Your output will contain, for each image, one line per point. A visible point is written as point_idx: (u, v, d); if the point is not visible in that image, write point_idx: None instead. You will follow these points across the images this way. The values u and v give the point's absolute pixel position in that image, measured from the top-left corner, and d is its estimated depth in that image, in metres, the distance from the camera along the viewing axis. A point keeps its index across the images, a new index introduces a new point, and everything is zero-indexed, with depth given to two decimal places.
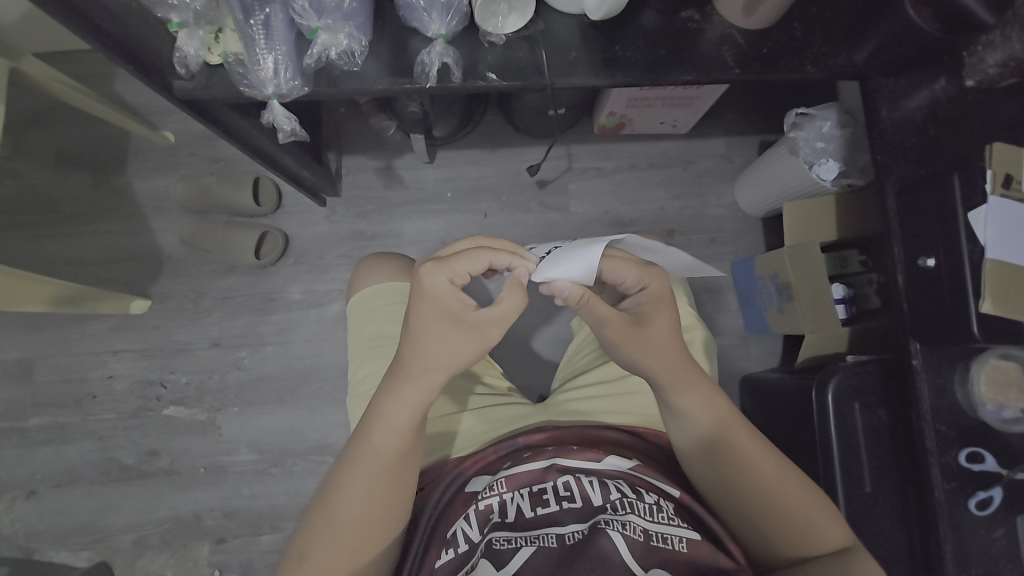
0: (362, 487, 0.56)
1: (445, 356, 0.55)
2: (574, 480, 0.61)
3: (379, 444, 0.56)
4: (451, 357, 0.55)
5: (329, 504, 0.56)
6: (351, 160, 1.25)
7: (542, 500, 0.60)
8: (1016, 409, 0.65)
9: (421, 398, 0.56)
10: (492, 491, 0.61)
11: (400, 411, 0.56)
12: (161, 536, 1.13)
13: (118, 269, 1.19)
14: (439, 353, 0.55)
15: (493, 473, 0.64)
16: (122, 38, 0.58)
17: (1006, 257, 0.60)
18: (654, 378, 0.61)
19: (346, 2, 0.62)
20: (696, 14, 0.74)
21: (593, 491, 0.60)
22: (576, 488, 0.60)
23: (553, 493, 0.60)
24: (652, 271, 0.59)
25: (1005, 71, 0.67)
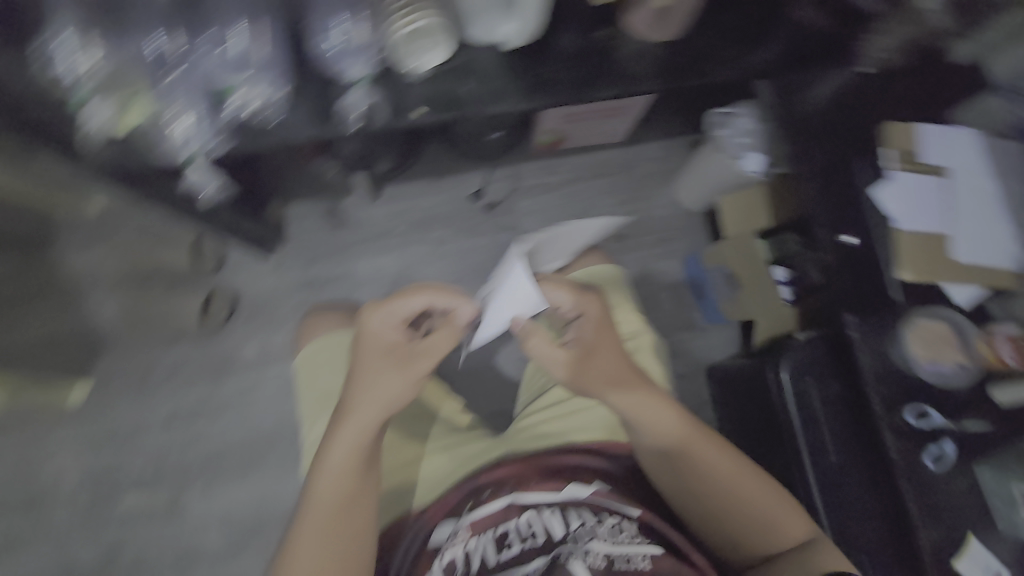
0: (320, 528, 0.58)
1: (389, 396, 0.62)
2: (536, 514, 0.61)
3: (331, 485, 0.59)
4: (394, 395, 0.62)
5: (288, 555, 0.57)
6: (295, 206, 1.22)
7: (507, 540, 0.60)
8: (952, 364, 0.70)
9: (368, 432, 0.61)
10: (456, 541, 0.61)
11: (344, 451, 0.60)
12: None
13: (55, 352, 1.11)
14: (381, 392, 0.61)
15: (457, 518, 0.64)
16: (29, 110, 0.58)
17: (912, 228, 0.72)
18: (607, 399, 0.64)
19: (259, 56, 0.66)
20: (611, 33, 0.77)
21: (554, 522, 0.60)
22: (539, 523, 0.60)
23: (517, 534, 0.60)
24: (589, 295, 0.68)
25: (895, 57, 0.76)
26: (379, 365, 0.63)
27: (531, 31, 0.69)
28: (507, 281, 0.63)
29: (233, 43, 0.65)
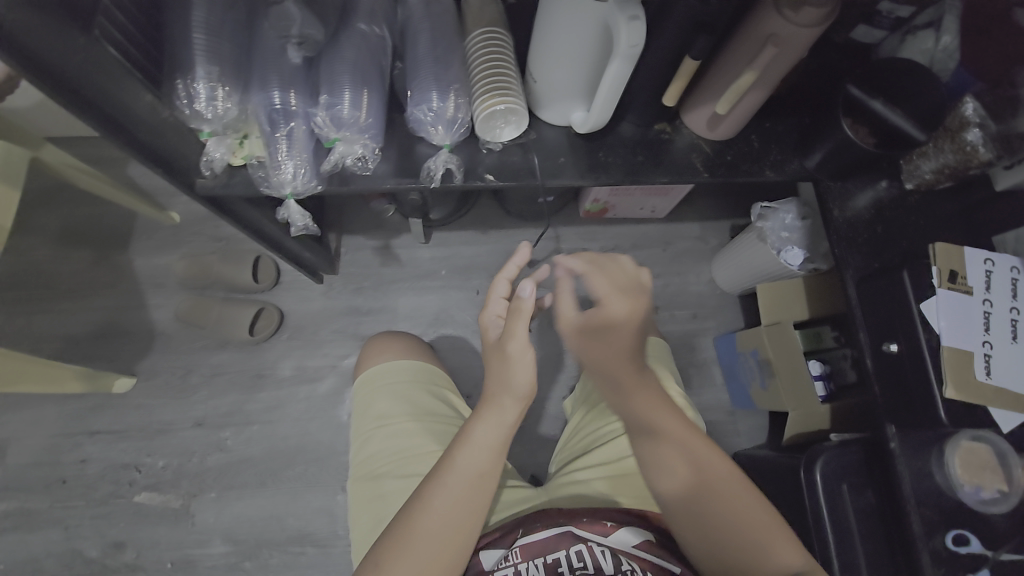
0: (450, 500, 0.57)
1: (517, 382, 0.60)
2: (587, 549, 0.63)
3: (468, 465, 0.59)
4: (526, 382, 0.60)
5: (407, 531, 0.56)
6: (350, 240, 1.29)
7: (556, 569, 0.63)
8: (993, 490, 0.67)
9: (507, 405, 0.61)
10: (508, 561, 0.65)
11: (487, 432, 0.60)
12: None
13: (108, 345, 1.18)
14: (615, 314, 0.61)
15: (508, 544, 0.67)
16: (153, 145, 0.63)
17: (961, 345, 0.66)
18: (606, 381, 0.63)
19: (362, 117, 0.69)
20: (667, 127, 0.84)
21: (605, 560, 0.62)
22: (590, 558, 0.63)
23: (568, 564, 0.63)
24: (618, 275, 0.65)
25: (940, 176, 0.77)
26: (497, 354, 0.62)
27: (596, 123, 0.75)
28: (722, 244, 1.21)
29: (342, 104, 0.67)
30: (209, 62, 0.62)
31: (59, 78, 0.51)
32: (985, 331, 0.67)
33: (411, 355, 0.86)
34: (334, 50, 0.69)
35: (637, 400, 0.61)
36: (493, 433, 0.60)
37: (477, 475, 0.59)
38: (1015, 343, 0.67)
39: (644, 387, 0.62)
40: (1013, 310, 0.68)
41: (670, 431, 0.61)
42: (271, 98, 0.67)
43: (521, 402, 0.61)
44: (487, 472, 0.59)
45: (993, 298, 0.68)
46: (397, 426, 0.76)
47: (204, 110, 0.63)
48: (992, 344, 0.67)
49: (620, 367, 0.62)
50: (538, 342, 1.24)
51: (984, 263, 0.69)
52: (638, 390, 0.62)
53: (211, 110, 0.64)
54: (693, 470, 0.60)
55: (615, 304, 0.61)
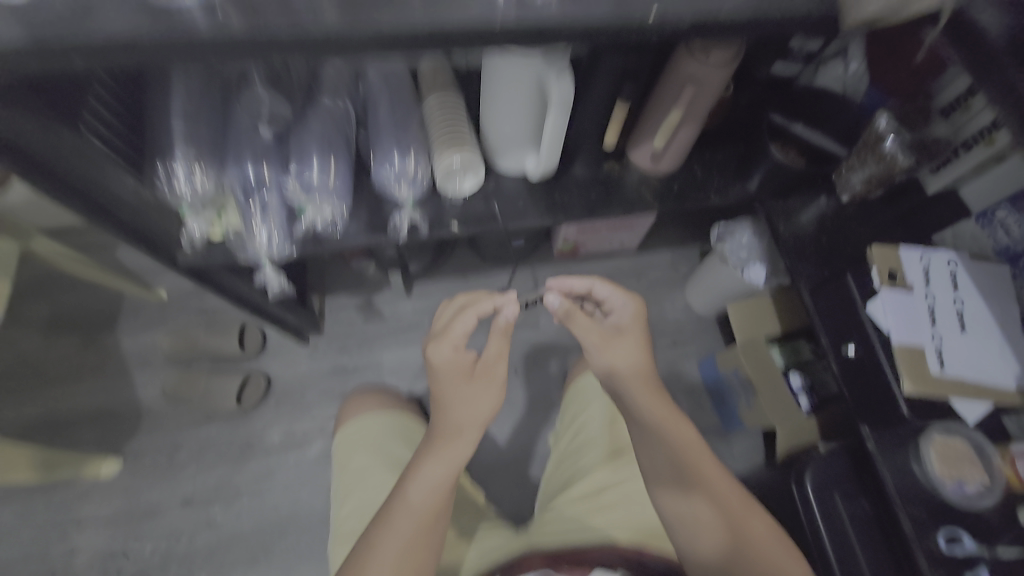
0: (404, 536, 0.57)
1: (473, 406, 0.63)
2: None
3: (412, 504, 0.58)
4: (482, 407, 0.63)
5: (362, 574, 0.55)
6: (333, 300, 1.32)
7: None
8: (975, 483, 0.67)
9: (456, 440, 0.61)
10: None
11: (436, 467, 0.60)
12: None
13: (95, 428, 1.18)
14: (617, 342, 0.71)
15: None
16: (136, 226, 0.67)
17: (912, 339, 0.69)
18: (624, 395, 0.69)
19: (331, 181, 0.74)
20: (616, 164, 0.91)
21: None
22: None
23: None
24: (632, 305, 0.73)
25: (871, 185, 0.83)
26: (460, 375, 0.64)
27: (547, 166, 0.81)
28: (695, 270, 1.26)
29: (311, 171, 0.73)
30: (187, 147, 0.68)
31: (52, 173, 0.56)
32: (932, 324, 0.70)
33: (387, 408, 0.88)
34: (303, 126, 0.75)
35: (657, 421, 0.65)
36: (446, 465, 0.60)
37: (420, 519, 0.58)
38: (964, 333, 0.70)
39: (667, 417, 0.66)
40: (956, 301, 0.72)
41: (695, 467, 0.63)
42: (246, 173, 0.73)
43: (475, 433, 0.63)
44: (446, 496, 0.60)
45: (934, 292, 0.72)
46: (375, 478, 0.76)
47: (183, 189, 0.69)
48: (942, 335, 0.70)
49: (637, 392, 0.68)
50: (523, 382, 1.25)
51: (921, 261, 0.73)
52: (666, 422, 0.65)
53: (189, 188, 0.69)
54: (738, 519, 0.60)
55: (620, 337, 0.71)
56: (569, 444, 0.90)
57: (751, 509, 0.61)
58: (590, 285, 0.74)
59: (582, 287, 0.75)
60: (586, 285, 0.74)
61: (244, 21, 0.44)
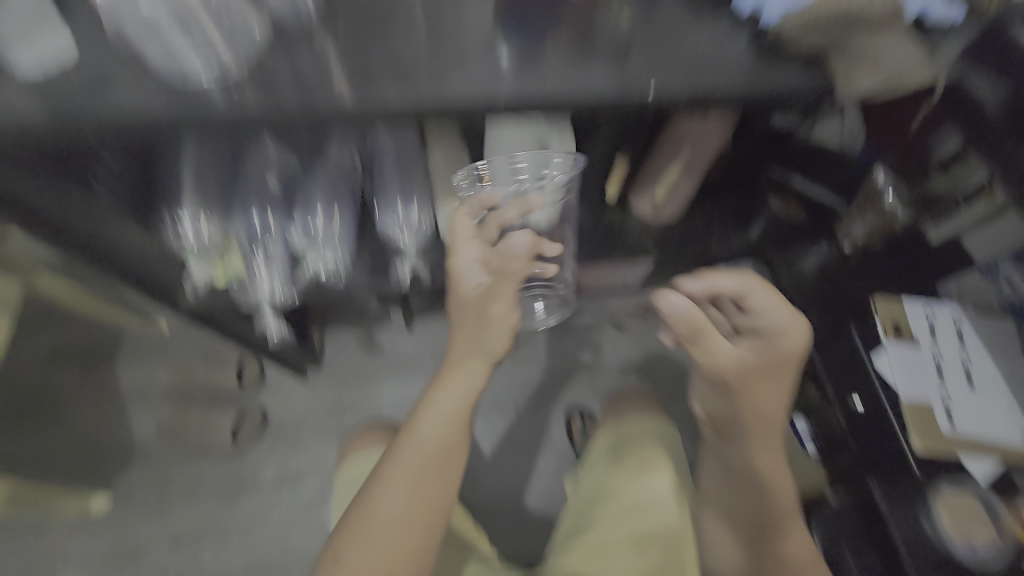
0: (404, 484, 0.54)
1: (491, 343, 0.57)
2: None
3: (388, 509, 0.53)
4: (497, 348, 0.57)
5: (378, 486, 0.54)
6: (333, 334, 1.32)
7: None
8: (987, 544, 0.65)
9: (467, 386, 0.56)
10: None
11: (450, 402, 0.56)
12: None
13: (89, 463, 1.16)
14: (768, 391, 0.56)
15: None
16: (144, 276, 0.69)
17: (917, 394, 0.70)
18: (734, 432, 0.59)
19: (334, 230, 0.77)
20: (618, 213, 0.91)
21: None
22: None
23: None
24: (794, 336, 0.58)
25: (873, 237, 0.84)
26: (498, 282, 0.58)
27: None
28: None
29: (315, 219, 0.75)
30: (195, 201, 0.70)
31: (65, 234, 0.57)
32: (940, 380, 0.71)
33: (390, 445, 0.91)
34: (310, 177, 0.77)
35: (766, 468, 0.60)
36: (462, 397, 0.56)
37: (390, 555, 0.53)
38: (972, 389, 0.71)
39: (772, 451, 0.60)
40: (962, 358, 0.73)
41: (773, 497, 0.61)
42: (252, 223, 0.74)
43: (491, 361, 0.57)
44: (457, 443, 0.56)
45: (941, 348, 0.74)
46: None
47: (189, 239, 0.72)
48: (949, 392, 0.71)
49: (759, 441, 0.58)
50: (524, 422, 1.23)
51: (925, 316, 0.76)
52: (772, 454, 0.60)
53: (195, 238, 0.71)
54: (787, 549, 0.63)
55: (764, 377, 0.56)
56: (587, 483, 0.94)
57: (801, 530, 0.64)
58: (741, 285, 0.61)
59: (729, 283, 0.61)
60: (738, 285, 0.61)
61: (259, 100, 0.47)
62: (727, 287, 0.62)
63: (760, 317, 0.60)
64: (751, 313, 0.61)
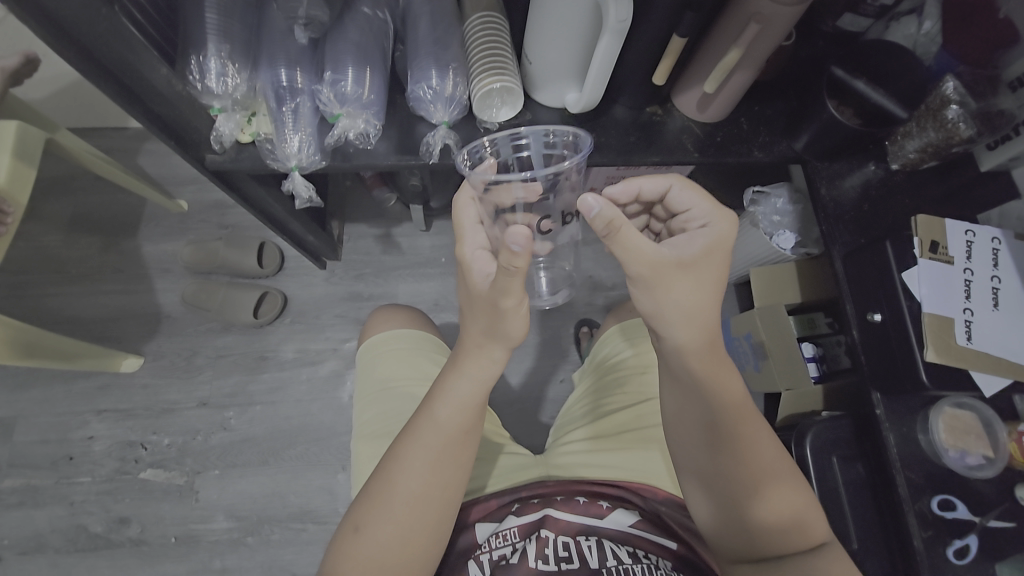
0: (421, 468, 0.58)
1: (509, 330, 0.55)
2: (573, 541, 0.66)
3: (407, 487, 0.57)
4: (514, 334, 0.55)
5: (398, 467, 0.58)
6: (352, 228, 1.32)
7: (543, 554, 0.65)
8: (978, 455, 0.72)
9: (480, 373, 0.58)
10: (504, 542, 0.68)
11: (466, 389, 0.59)
12: None
13: (118, 326, 1.21)
14: (680, 284, 0.55)
15: (499, 521, 0.71)
16: (169, 120, 0.67)
17: (941, 311, 0.71)
18: (662, 333, 0.59)
19: (365, 94, 0.72)
20: (659, 109, 0.86)
21: (591, 553, 0.65)
22: (574, 549, 0.65)
23: (554, 551, 0.65)
24: (718, 227, 0.57)
25: (925, 155, 0.77)
26: (502, 275, 0.49)
27: (588, 102, 0.77)
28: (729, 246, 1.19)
29: (346, 80, 0.71)
30: (218, 38, 0.67)
31: (80, 42, 0.55)
32: (966, 298, 0.72)
33: (411, 325, 0.92)
34: (340, 32, 0.73)
35: (703, 375, 0.60)
36: (479, 381, 0.59)
37: (416, 495, 0.57)
38: (996, 310, 0.72)
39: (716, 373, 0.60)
40: (992, 279, 0.73)
41: (734, 425, 0.60)
42: (278, 75, 0.71)
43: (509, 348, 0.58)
44: (471, 427, 0.59)
45: (973, 267, 0.73)
46: (395, 390, 0.82)
47: (215, 85, 0.68)
48: (972, 310, 0.71)
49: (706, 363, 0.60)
50: (535, 327, 1.25)
51: (965, 234, 0.74)
52: (720, 379, 0.60)
53: (221, 86, 0.68)
54: (770, 494, 0.59)
55: (683, 274, 0.55)
56: (593, 381, 0.93)
57: (784, 472, 0.61)
58: (666, 187, 0.59)
59: (660, 187, 0.59)
60: (660, 186, 0.59)
61: None
62: (654, 191, 0.60)
63: (693, 216, 0.59)
64: (684, 212, 0.60)
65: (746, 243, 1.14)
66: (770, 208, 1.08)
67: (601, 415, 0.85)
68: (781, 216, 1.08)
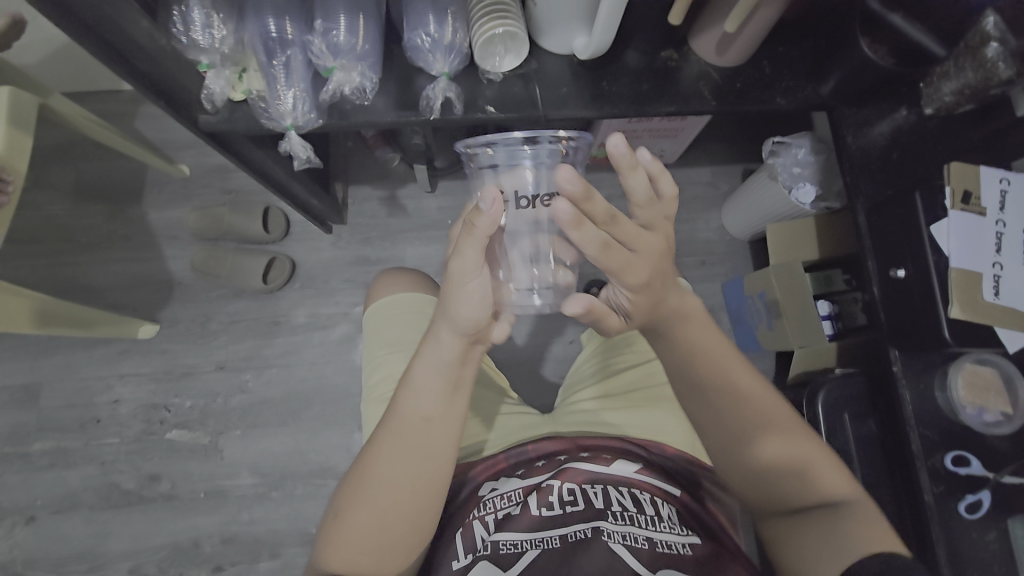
0: (395, 455, 0.57)
1: (462, 315, 0.53)
2: (578, 488, 0.67)
3: (383, 474, 0.57)
4: (468, 315, 0.52)
5: (371, 457, 0.58)
6: (356, 189, 1.29)
7: (548, 502, 0.67)
8: (998, 413, 0.71)
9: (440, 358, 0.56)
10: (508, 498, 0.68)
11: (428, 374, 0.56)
12: (159, 563, 1.11)
13: (131, 294, 1.23)
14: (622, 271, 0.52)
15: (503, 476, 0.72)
16: (154, 76, 0.66)
17: (970, 266, 0.67)
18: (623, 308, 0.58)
19: (358, 44, 0.68)
20: (674, 54, 0.80)
21: (596, 498, 0.66)
22: (580, 494, 0.67)
23: (559, 498, 0.67)
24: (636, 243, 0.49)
25: (961, 98, 0.70)
26: (460, 237, 0.49)
27: (597, 48, 0.72)
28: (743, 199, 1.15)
29: (338, 30, 0.67)
30: None
31: None
32: (997, 252, 0.68)
33: (419, 288, 0.91)
34: None
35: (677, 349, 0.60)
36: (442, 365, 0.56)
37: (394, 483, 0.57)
38: None
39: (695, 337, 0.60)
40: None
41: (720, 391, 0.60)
42: (266, 26, 0.68)
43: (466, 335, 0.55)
44: (435, 416, 0.58)
45: (1006, 219, 0.70)
46: (404, 353, 0.83)
47: (201, 38, 0.65)
48: (1003, 265, 0.68)
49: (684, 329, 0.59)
50: None
51: (999, 183, 0.69)
52: (695, 346, 0.60)
53: (207, 39, 0.65)
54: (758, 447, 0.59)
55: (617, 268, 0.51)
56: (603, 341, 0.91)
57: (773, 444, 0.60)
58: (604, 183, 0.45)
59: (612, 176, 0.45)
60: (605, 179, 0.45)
61: None
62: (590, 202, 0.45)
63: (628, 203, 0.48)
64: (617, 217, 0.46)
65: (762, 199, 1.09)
66: (789, 161, 1.03)
67: (610, 374, 0.86)
68: (801, 169, 1.03)
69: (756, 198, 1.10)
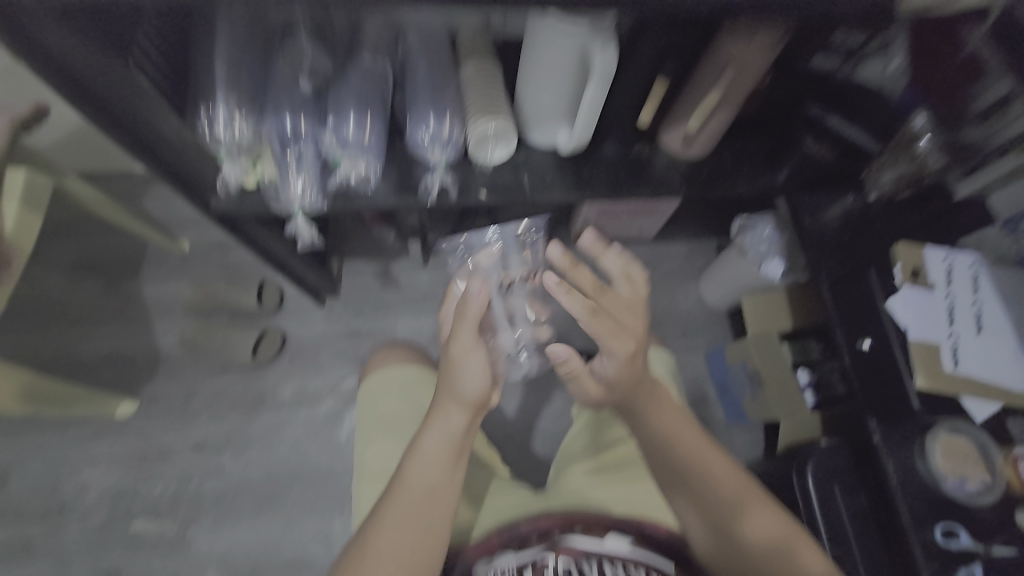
0: (403, 524, 0.57)
1: (466, 387, 0.60)
2: (575, 565, 0.64)
3: (385, 545, 0.56)
4: (473, 386, 0.59)
5: (373, 526, 0.57)
6: (350, 265, 1.34)
7: None
8: (977, 481, 0.71)
9: (450, 426, 0.60)
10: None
11: (439, 443, 0.60)
12: None
13: (115, 370, 1.21)
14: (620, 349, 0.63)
15: (496, 556, 0.69)
16: (176, 167, 0.72)
17: (926, 336, 0.75)
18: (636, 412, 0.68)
19: (365, 138, 0.75)
20: (646, 147, 0.90)
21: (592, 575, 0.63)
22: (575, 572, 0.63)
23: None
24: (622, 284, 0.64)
25: (900, 185, 0.84)
26: (457, 322, 0.60)
27: (578, 141, 0.82)
28: (719, 271, 1.22)
29: (348, 126, 0.74)
30: (225, 89, 0.70)
31: (87, 92, 0.58)
32: (950, 323, 0.76)
33: (410, 362, 0.91)
34: (341, 82, 0.77)
35: (656, 443, 0.66)
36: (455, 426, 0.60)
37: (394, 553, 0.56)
38: (978, 333, 0.76)
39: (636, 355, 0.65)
40: (974, 303, 0.78)
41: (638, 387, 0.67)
42: (283, 124, 0.75)
43: (469, 409, 0.60)
44: (442, 486, 0.59)
45: (954, 292, 0.78)
46: (402, 434, 0.81)
47: (223, 132, 0.70)
48: (957, 335, 0.76)
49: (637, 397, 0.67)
50: None
51: (945, 261, 0.79)
52: (649, 405, 0.67)
53: (228, 133, 0.70)
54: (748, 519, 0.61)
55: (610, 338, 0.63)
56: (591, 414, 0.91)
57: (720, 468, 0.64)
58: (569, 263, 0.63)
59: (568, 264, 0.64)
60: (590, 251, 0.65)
61: None
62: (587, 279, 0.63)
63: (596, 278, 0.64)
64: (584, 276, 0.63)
65: (736, 275, 1.17)
66: (756, 240, 1.10)
67: (601, 447, 0.85)
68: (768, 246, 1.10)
69: (729, 274, 1.18)
